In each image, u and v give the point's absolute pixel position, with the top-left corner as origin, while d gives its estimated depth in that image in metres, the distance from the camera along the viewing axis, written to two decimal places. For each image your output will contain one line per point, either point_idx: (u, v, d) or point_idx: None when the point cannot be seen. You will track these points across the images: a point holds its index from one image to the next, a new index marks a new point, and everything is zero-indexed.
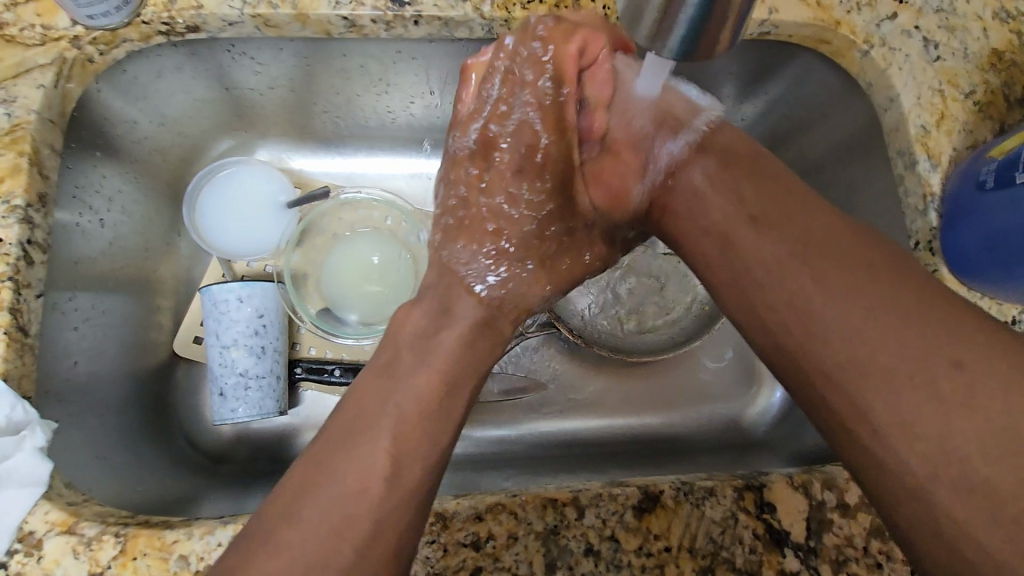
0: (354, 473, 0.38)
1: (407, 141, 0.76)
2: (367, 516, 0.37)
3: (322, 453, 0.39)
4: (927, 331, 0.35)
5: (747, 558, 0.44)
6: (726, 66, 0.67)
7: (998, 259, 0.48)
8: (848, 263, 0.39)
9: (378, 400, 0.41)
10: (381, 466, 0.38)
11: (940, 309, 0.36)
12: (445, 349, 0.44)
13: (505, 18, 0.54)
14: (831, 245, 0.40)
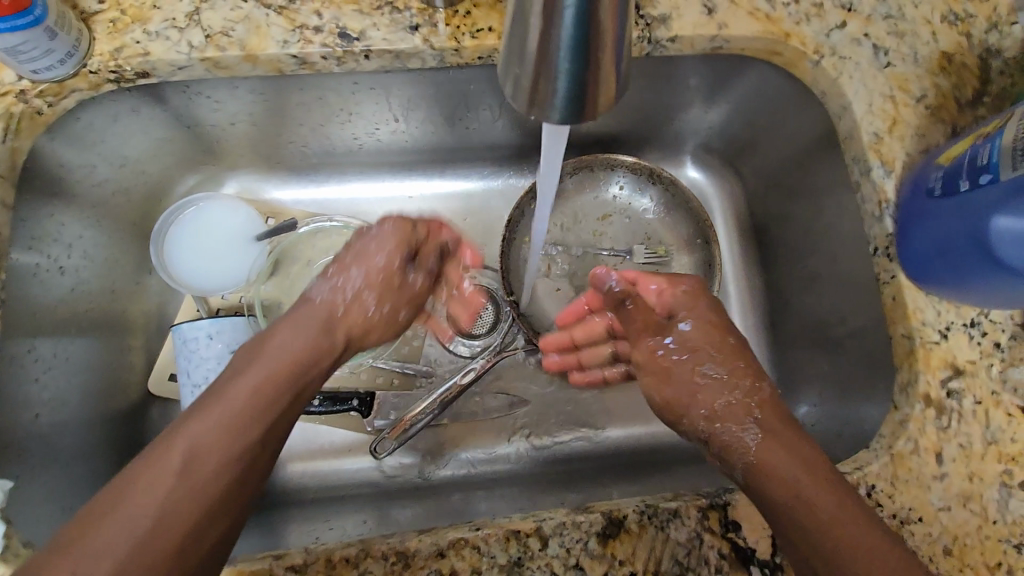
0: (192, 454, 0.40)
1: (376, 166, 0.77)
2: (135, 540, 0.36)
3: (134, 466, 0.39)
4: (842, 558, 0.38)
5: None
6: (684, 79, 0.68)
7: (949, 264, 0.48)
8: (790, 483, 0.41)
9: (198, 422, 0.41)
10: (222, 446, 0.40)
11: (854, 525, 0.39)
12: (287, 340, 0.47)
13: (455, 48, 0.54)
14: (773, 460, 0.43)
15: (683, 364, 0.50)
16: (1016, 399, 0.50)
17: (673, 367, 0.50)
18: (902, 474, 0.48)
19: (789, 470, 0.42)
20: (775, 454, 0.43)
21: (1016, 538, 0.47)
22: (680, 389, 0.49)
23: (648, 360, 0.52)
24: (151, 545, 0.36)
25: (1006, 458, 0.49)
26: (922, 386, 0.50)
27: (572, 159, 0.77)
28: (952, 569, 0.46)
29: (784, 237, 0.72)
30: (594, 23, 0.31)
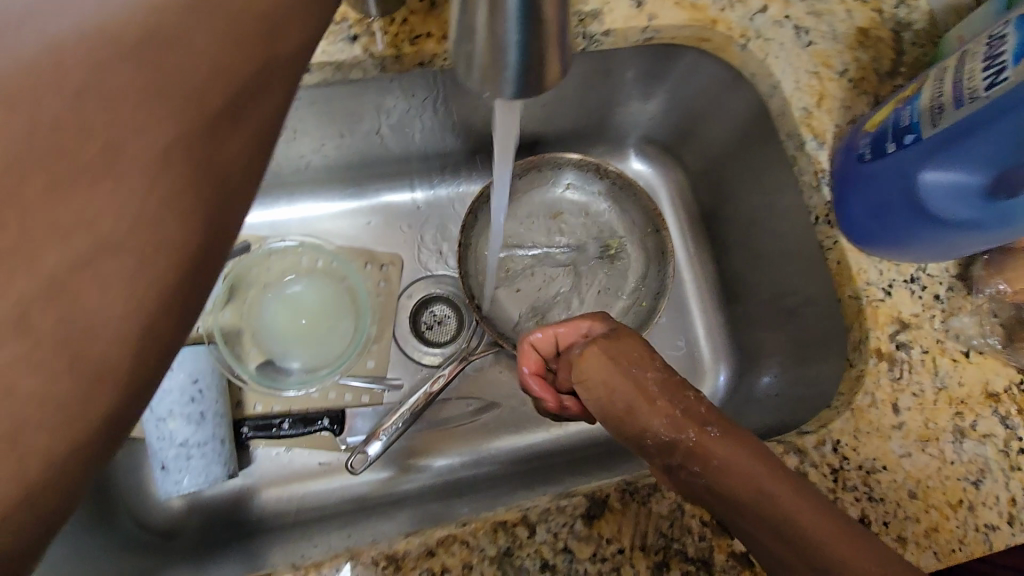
0: (89, 15, 0.29)
1: (330, 180, 0.77)
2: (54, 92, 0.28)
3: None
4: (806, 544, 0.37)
5: (698, 546, 0.45)
6: (623, 73, 0.70)
7: (881, 223, 0.51)
8: (749, 477, 0.40)
9: None
10: (174, 27, 0.31)
11: (805, 504, 0.38)
12: None
13: (396, 54, 0.55)
14: (725, 462, 0.41)
15: (617, 373, 0.48)
16: (958, 345, 0.53)
17: (615, 385, 0.47)
18: (863, 426, 0.50)
19: (749, 470, 0.40)
20: (724, 446, 0.41)
21: (972, 476, 0.50)
22: (625, 401, 0.46)
23: (589, 380, 0.49)
24: (69, 189, 0.28)
25: (955, 401, 0.52)
26: (873, 342, 0.53)
27: (523, 160, 0.79)
28: (918, 512, 0.48)
29: (733, 216, 0.75)
30: (539, 7, 0.32)
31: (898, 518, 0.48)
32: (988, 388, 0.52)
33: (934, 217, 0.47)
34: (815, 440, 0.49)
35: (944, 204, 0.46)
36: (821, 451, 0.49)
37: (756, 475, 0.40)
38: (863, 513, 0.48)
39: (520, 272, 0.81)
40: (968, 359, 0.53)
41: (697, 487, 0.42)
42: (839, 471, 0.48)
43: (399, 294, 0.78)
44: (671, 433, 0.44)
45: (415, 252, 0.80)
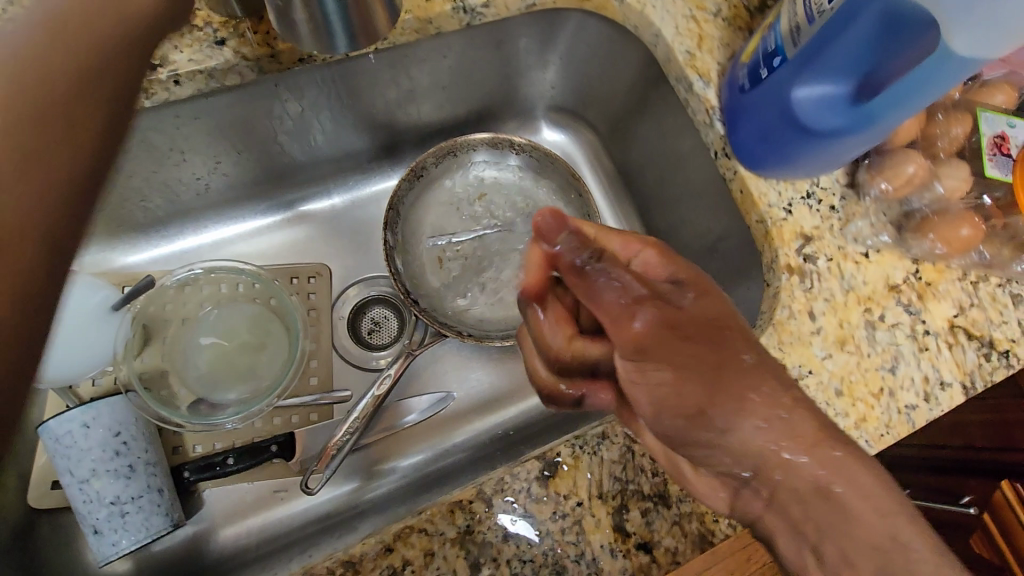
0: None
1: (233, 201, 0.73)
2: None
3: None
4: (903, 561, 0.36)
5: (652, 482, 0.46)
6: (513, 44, 0.70)
7: (773, 144, 0.53)
8: (854, 487, 0.37)
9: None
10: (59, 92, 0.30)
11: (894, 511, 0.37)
12: None
13: (270, 54, 0.53)
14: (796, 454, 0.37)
15: (694, 359, 0.38)
16: (858, 248, 0.56)
17: (685, 359, 0.38)
18: (786, 339, 0.52)
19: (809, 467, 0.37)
20: (826, 456, 0.38)
21: (888, 364, 0.53)
22: (710, 390, 0.38)
23: (648, 343, 0.38)
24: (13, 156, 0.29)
25: (864, 300, 0.55)
26: (783, 259, 0.55)
27: (435, 148, 0.78)
28: (847, 407, 0.51)
29: (644, 169, 0.77)
30: None
31: (829, 416, 0.51)
32: (889, 281, 0.56)
33: (818, 130, 0.49)
34: None
35: (822, 116, 0.48)
36: None
37: (854, 483, 0.37)
38: None
39: (451, 260, 0.81)
40: (869, 259, 0.56)
41: (789, 485, 0.38)
42: None
43: (331, 304, 0.76)
44: (766, 420, 0.38)
45: (338, 260, 0.77)
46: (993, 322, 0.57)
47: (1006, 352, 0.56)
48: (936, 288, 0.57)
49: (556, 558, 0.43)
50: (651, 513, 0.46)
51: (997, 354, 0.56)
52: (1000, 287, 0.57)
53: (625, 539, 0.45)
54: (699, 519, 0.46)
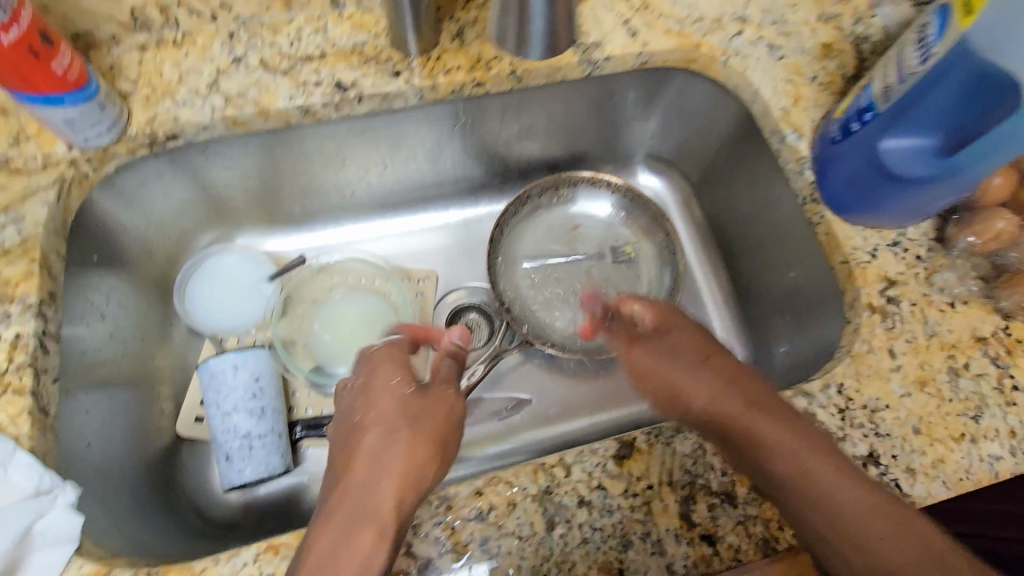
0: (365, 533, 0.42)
1: (367, 207, 0.87)
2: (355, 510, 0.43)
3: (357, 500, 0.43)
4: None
5: (720, 481, 0.50)
6: (623, 95, 0.80)
7: (861, 191, 0.57)
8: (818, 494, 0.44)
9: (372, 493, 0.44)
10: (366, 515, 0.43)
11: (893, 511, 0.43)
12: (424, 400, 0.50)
13: (432, 85, 0.66)
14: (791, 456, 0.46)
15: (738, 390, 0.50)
16: (944, 298, 0.58)
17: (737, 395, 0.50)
18: (863, 372, 0.55)
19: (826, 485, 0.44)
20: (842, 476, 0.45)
21: (970, 412, 0.54)
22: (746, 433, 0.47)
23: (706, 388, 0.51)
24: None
25: (948, 347, 0.56)
26: (865, 298, 0.58)
27: (540, 180, 0.89)
28: (923, 445, 0.53)
29: (732, 214, 0.83)
30: None
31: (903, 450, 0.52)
32: (976, 333, 0.57)
33: (903, 178, 0.53)
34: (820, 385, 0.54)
35: (908, 166, 0.53)
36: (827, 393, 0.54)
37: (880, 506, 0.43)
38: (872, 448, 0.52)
39: (544, 279, 0.89)
40: (955, 310, 0.58)
41: (796, 496, 0.45)
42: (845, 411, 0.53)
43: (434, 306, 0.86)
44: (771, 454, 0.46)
45: (444, 268, 0.89)
46: None
47: None
48: None
49: (623, 532, 0.47)
50: (717, 509, 0.49)
51: None
52: None
53: (690, 528, 0.48)
54: (763, 524, 0.48)
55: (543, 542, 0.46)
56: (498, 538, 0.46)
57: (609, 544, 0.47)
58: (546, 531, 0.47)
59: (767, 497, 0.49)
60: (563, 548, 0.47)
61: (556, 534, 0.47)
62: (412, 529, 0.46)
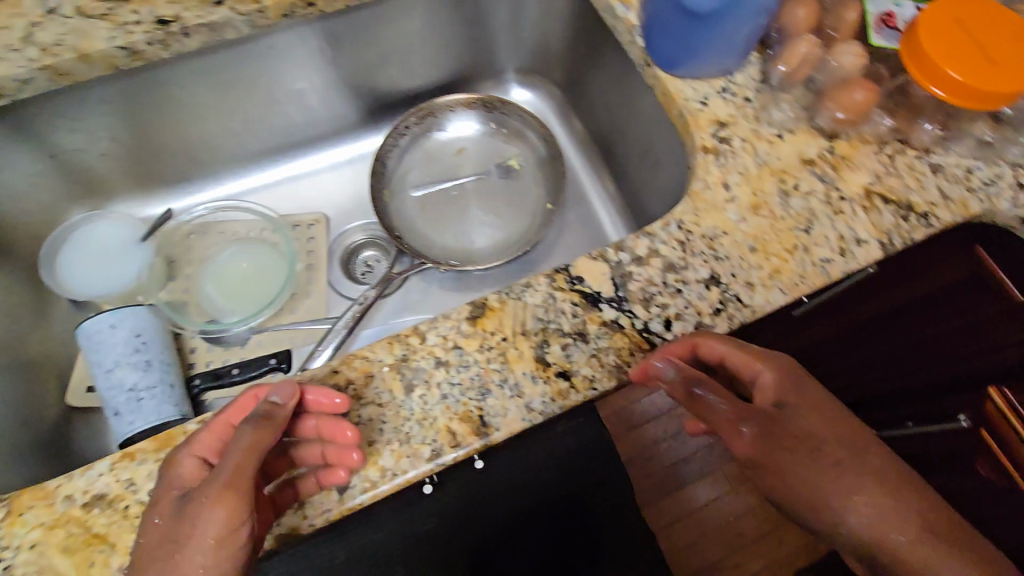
0: None
1: (243, 161, 0.87)
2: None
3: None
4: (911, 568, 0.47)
5: (571, 323, 0.52)
6: (469, 7, 0.81)
7: (678, 39, 0.60)
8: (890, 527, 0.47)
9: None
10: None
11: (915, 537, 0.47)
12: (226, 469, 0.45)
13: (257, 9, 0.66)
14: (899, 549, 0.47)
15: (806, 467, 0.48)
16: (772, 130, 0.62)
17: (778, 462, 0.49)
18: (699, 207, 0.58)
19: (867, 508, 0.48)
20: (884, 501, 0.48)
21: (802, 226, 0.58)
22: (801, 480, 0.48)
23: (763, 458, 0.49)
24: None
25: (777, 173, 0.60)
26: (699, 142, 0.61)
27: (414, 108, 0.88)
28: (760, 261, 0.56)
29: (598, 105, 0.85)
30: None
31: (743, 269, 0.56)
32: (803, 156, 0.61)
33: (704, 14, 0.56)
34: (661, 224, 0.57)
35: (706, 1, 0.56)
36: (667, 231, 0.57)
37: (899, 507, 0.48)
38: (713, 271, 0.55)
39: (432, 200, 0.88)
40: (782, 139, 0.62)
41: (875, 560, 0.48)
42: (685, 243, 0.56)
43: (328, 247, 0.86)
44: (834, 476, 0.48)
45: (332, 209, 0.89)
46: (911, 189, 0.60)
47: (925, 214, 0.59)
48: (851, 161, 0.61)
49: (482, 382, 0.50)
50: (570, 347, 0.51)
51: (916, 215, 0.59)
52: (917, 157, 0.62)
53: (546, 368, 0.50)
54: (616, 353, 0.51)
55: (402, 405, 0.48)
56: (359, 408, 0.48)
57: (468, 395, 0.49)
58: (406, 394, 0.49)
59: (617, 329, 0.52)
60: (424, 406, 0.48)
61: (416, 395, 0.49)
62: (271, 414, 0.47)
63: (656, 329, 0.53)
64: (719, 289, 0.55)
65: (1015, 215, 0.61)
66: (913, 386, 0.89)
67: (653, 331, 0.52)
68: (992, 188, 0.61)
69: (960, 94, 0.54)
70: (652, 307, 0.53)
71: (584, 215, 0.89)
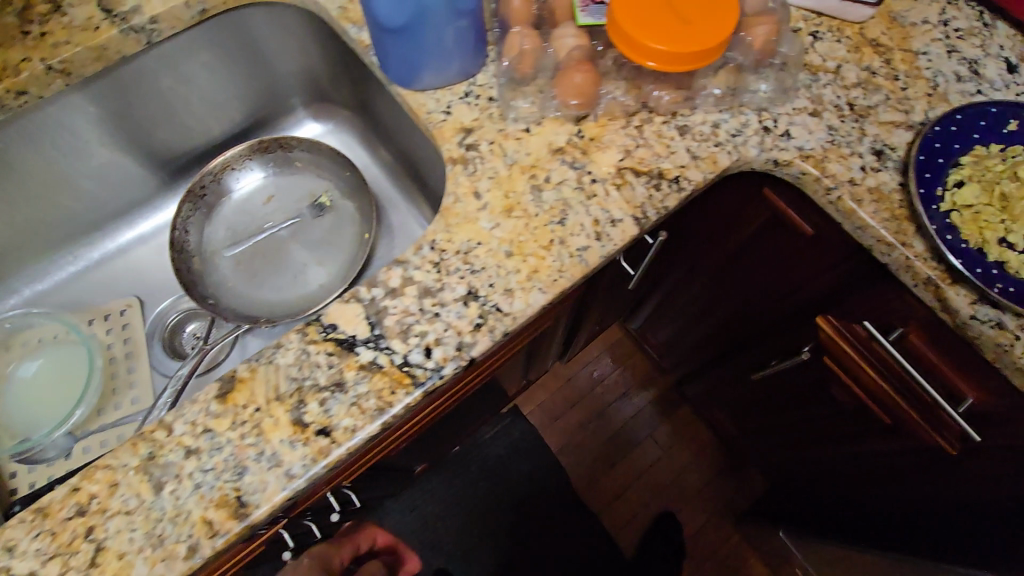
0: None
1: (35, 260, 0.82)
2: None
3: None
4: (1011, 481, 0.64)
5: (328, 375, 0.50)
6: (227, 54, 0.78)
7: (430, 54, 0.58)
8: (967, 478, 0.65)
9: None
10: None
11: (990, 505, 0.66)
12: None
13: None
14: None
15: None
16: (518, 126, 0.62)
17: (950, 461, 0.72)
18: (453, 222, 0.57)
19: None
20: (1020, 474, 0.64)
21: (557, 218, 0.58)
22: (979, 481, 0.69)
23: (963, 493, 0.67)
24: None
25: (528, 169, 0.60)
26: (447, 154, 0.61)
27: (204, 169, 0.84)
28: (518, 264, 0.55)
29: (386, 124, 0.83)
30: None
31: (501, 276, 0.55)
32: (552, 146, 0.61)
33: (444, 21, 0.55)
34: (414, 249, 0.56)
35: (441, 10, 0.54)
36: (420, 254, 0.55)
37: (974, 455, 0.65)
38: (470, 286, 0.54)
39: (246, 254, 0.85)
40: (530, 133, 0.62)
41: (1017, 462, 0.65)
42: (440, 263, 0.55)
43: (146, 331, 0.82)
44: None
45: (145, 291, 0.85)
46: (660, 156, 0.61)
47: (676, 178, 0.60)
48: (599, 141, 0.61)
49: (236, 461, 0.47)
50: (328, 401, 0.49)
51: (667, 182, 0.60)
52: (663, 124, 0.62)
53: (304, 430, 0.48)
54: (377, 397, 0.50)
55: (152, 507, 0.46)
56: (105, 521, 0.45)
57: (222, 479, 0.47)
58: (155, 495, 0.46)
59: (377, 370, 0.51)
60: (176, 503, 0.46)
61: (166, 493, 0.46)
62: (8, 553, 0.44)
63: (417, 360, 0.51)
64: (479, 303, 0.54)
65: (766, 159, 0.61)
66: (761, 318, 0.92)
67: (413, 363, 0.51)
68: (739, 138, 0.62)
69: (671, 60, 0.53)
70: (411, 338, 0.52)
71: (399, 226, 0.88)
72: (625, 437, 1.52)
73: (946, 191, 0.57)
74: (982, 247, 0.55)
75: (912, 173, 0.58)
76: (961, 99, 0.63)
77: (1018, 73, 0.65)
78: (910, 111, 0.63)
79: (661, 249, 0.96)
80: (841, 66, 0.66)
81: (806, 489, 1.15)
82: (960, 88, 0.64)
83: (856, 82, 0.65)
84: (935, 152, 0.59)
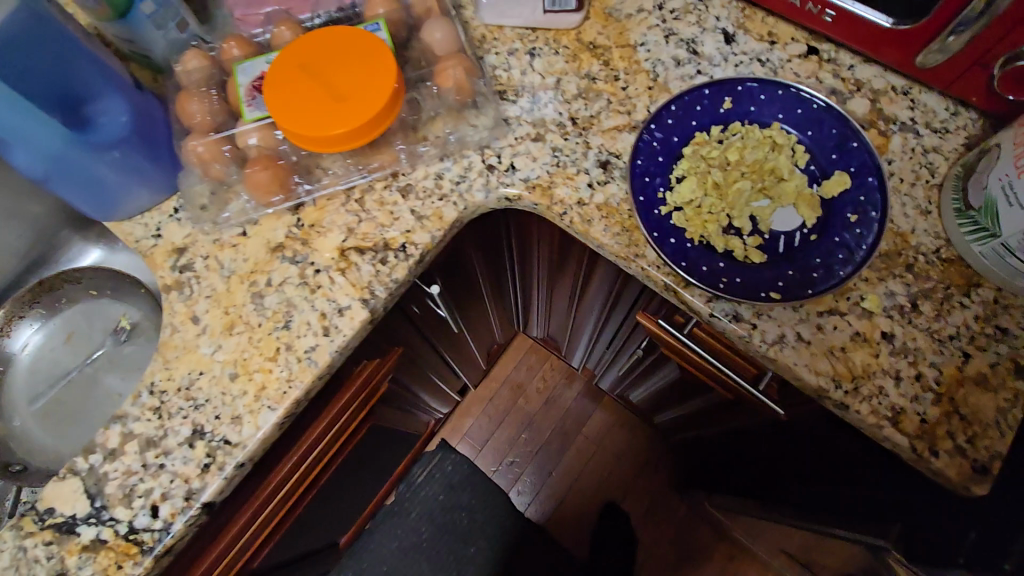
0: None
1: None
2: None
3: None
4: None
5: (48, 566, 0.48)
6: None
7: (117, 179, 0.53)
8: None
9: None
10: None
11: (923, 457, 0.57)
12: None
13: None
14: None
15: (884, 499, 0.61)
16: (233, 232, 0.56)
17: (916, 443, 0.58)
18: (172, 357, 0.53)
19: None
20: None
21: (281, 323, 0.54)
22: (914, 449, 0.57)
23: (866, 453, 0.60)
24: None
25: (246, 277, 0.55)
26: (160, 284, 0.56)
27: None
28: (244, 386, 0.52)
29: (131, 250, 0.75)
30: None
31: (227, 405, 0.52)
32: (270, 243, 0.56)
33: (109, 142, 0.51)
34: (131, 399, 0.52)
35: (100, 133, 0.51)
36: (139, 403, 0.52)
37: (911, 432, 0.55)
38: (195, 424, 0.51)
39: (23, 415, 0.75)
40: (246, 236, 0.56)
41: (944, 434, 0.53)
42: (160, 407, 0.52)
43: None
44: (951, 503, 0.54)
45: None
46: (386, 226, 0.56)
47: (402, 246, 0.55)
48: (320, 226, 0.56)
49: None
50: None
51: (394, 253, 0.55)
52: (386, 188, 0.57)
53: None
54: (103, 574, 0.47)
55: None
56: None
57: None
58: None
59: (102, 546, 0.48)
60: None
61: None
62: None
63: (143, 524, 0.49)
64: (205, 442, 0.51)
65: (496, 199, 0.58)
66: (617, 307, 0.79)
67: (139, 528, 0.48)
68: (466, 183, 0.58)
69: (349, 139, 0.50)
70: (134, 500, 0.49)
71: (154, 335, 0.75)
72: (555, 447, 1.31)
73: (669, 191, 0.56)
74: (708, 243, 0.55)
75: (631, 181, 0.56)
76: (682, 85, 0.62)
77: (736, 42, 0.63)
78: (632, 111, 0.61)
79: (490, 262, 0.83)
80: (561, 79, 0.62)
81: (724, 473, 0.98)
82: (680, 73, 0.62)
83: (577, 93, 0.61)
84: (655, 149, 0.57)
